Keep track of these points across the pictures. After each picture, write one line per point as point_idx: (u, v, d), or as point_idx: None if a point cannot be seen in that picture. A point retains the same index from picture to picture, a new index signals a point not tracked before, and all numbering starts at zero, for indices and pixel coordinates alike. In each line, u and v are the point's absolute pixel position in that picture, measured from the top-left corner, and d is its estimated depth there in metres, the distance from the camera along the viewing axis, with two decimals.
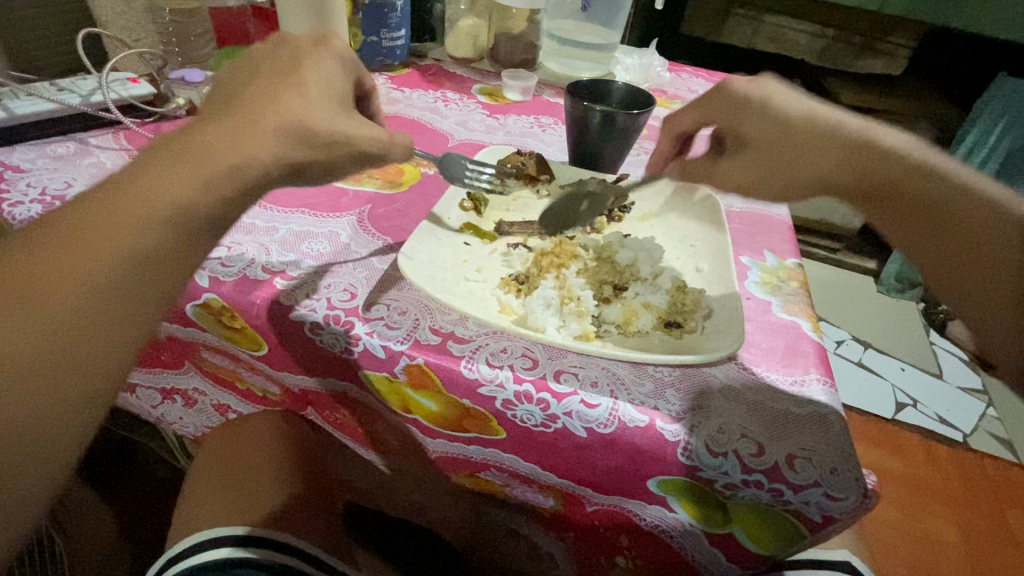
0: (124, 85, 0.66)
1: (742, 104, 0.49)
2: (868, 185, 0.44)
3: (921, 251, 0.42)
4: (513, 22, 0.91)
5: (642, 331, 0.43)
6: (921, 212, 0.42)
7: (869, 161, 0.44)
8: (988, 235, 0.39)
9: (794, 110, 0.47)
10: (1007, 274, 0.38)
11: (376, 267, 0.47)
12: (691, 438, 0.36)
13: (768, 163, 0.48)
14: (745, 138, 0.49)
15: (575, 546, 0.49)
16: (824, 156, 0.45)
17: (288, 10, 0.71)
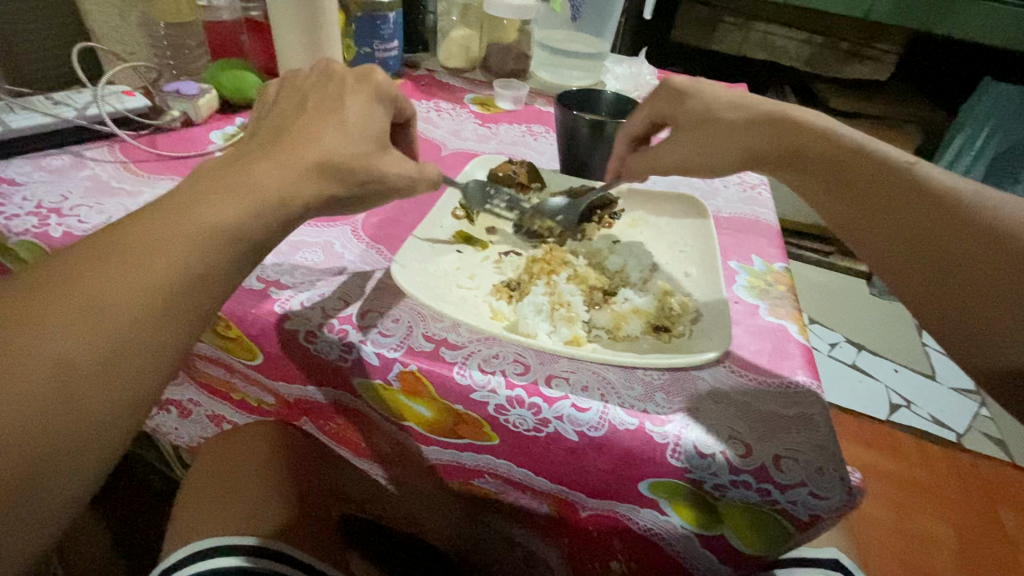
0: (119, 98, 0.66)
1: (682, 98, 0.53)
2: (796, 155, 0.47)
3: (845, 218, 0.45)
4: (505, 32, 0.93)
5: (632, 335, 0.44)
6: (842, 182, 0.45)
7: (796, 136, 0.47)
8: (907, 204, 0.42)
9: (722, 101, 0.51)
10: (926, 239, 0.41)
11: (369, 275, 0.48)
12: (680, 441, 0.37)
13: (703, 138, 0.51)
14: (680, 119, 0.53)
15: (571, 551, 0.49)
16: (763, 135, 0.49)
17: (282, 23, 0.72)
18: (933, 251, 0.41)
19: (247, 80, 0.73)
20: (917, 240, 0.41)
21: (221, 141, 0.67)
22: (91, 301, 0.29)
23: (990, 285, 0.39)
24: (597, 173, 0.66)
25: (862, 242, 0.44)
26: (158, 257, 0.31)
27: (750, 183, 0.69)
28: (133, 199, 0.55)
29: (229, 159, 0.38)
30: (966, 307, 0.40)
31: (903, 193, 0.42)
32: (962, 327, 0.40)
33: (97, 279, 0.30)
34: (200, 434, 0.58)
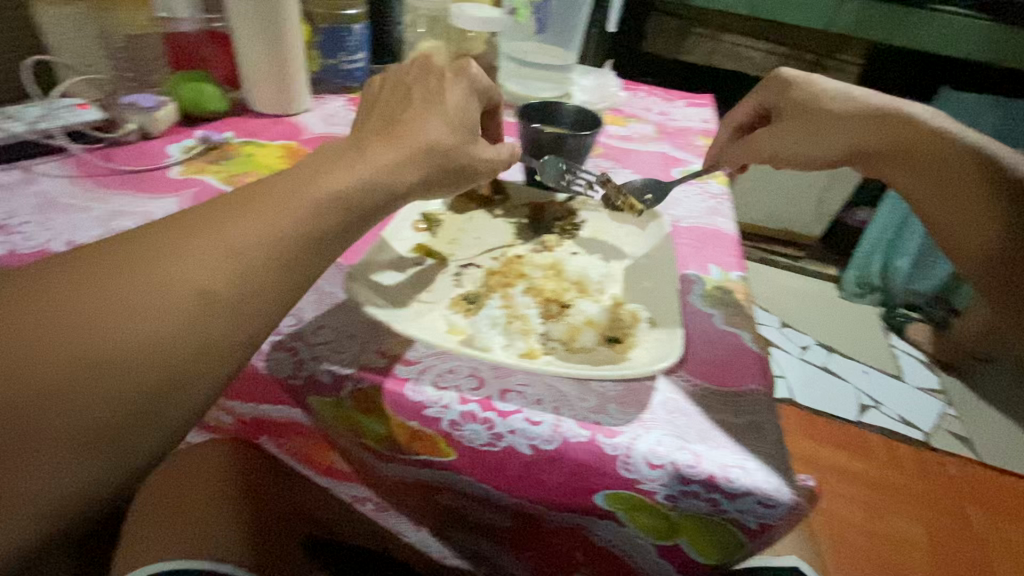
0: (73, 112, 0.65)
1: (790, 90, 0.64)
2: (902, 152, 0.61)
3: (916, 196, 0.63)
4: (471, 44, 0.90)
5: (586, 347, 0.44)
6: (929, 170, 0.61)
7: (890, 129, 0.61)
8: (962, 180, 0.60)
9: (835, 91, 0.63)
10: (969, 211, 0.61)
11: (324, 290, 0.47)
12: (632, 452, 0.37)
13: (806, 127, 0.63)
14: (784, 110, 0.65)
15: (536, 564, 0.49)
16: (864, 123, 0.61)
17: (243, 35, 0.72)
18: (976, 220, 0.61)
19: (206, 94, 0.73)
20: (969, 215, 0.61)
21: (179, 154, 0.66)
22: (170, 279, 0.30)
23: (988, 236, 0.61)
24: None
25: (931, 217, 0.63)
26: (229, 242, 0.32)
27: (714, 193, 0.70)
28: (83, 215, 0.54)
29: (318, 153, 0.39)
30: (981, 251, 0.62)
31: (959, 168, 0.60)
32: (981, 261, 0.63)
33: (180, 260, 0.30)
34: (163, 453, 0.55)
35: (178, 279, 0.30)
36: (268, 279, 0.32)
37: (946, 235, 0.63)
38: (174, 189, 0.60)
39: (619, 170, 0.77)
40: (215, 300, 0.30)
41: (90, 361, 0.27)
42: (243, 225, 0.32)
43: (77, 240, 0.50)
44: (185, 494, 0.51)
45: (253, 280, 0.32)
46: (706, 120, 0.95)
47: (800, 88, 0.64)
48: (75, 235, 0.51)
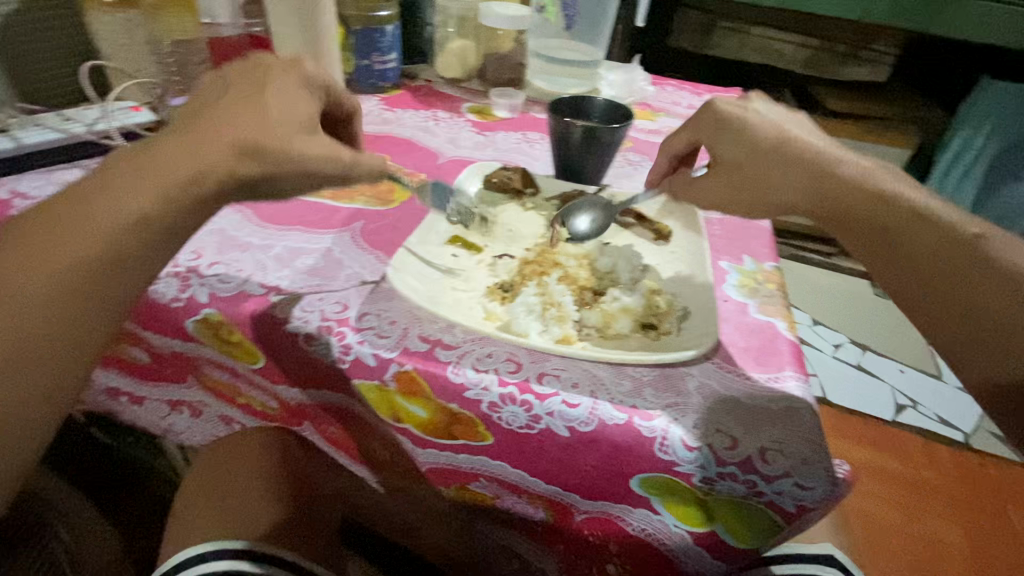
0: (127, 114, 0.68)
1: (722, 123, 0.53)
2: (843, 217, 0.45)
3: (885, 272, 0.44)
4: (500, 42, 0.95)
5: (621, 334, 0.45)
6: (879, 235, 0.44)
7: (839, 189, 0.46)
8: (914, 243, 0.43)
9: (771, 131, 0.50)
10: (932, 274, 0.42)
11: (367, 280, 0.49)
12: (669, 435, 0.38)
13: (740, 183, 0.50)
14: (720, 156, 0.52)
15: (568, 562, 0.49)
16: (798, 172, 0.48)
17: (284, 37, 0.75)
18: (962, 293, 0.41)
19: None
20: (924, 281, 0.42)
21: None
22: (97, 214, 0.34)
23: (967, 307, 0.40)
24: (590, 177, 0.67)
25: (895, 288, 0.44)
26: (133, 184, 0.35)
27: None
28: None
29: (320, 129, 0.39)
30: (959, 328, 0.41)
31: (921, 231, 0.43)
32: (995, 358, 0.40)
33: (89, 204, 0.35)
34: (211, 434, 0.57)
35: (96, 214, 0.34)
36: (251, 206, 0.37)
37: (921, 314, 0.42)
38: None
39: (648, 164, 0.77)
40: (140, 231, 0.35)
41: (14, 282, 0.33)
42: (157, 166, 0.36)
43: None
44: (221, 477, 0.54)
45: (157, 219, 0.35)
46: None
47: (738, 122, 0.52)
48: None
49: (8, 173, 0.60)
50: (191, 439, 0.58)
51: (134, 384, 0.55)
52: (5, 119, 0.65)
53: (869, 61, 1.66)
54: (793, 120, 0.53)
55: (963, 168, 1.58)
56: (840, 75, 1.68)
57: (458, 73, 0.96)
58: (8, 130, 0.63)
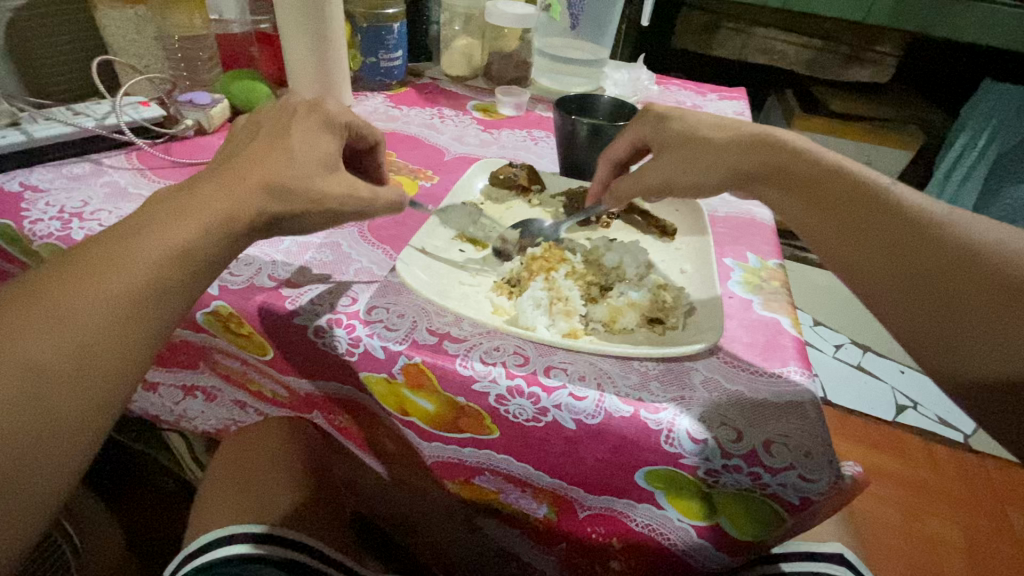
0: (136, 108, 0.69)
1: (661, 119, 0.55)
2: (777, 175, 0.47)
3: (816, 227, 0.45)
4: (506, 41, 0.95)
5: (627, 328, 0.45)
6: (810, 192, 0.46)
7: (778, 154, 0.48)
8: (836, 194, 0.45)
9: (705, 120, 0.53)
10: (856, 227, 0.43)
11: (376, 274, 0.50)
12: (675, 427, 0.38)
13: (689, 156, 0.51)
14: (665, 142, 0.53)
15: (566, 556, 0.50)
16: (745, 153, 0.49)
17: (292, 33, 0.75)
18: (883, 241, 0.42)
19: (257, 91, 0.76)
20: (847, 232, 0.43)
21: None
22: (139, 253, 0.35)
23: (915, 270, 0.40)
24: (595, 174, 0.68)
25: (825, 244, 0.44)
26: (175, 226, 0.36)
27: None
28: None
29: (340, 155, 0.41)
30: (884, 281, 0.41)
31: (841, 187, 0.45)
32: (949, 329, 0.39)
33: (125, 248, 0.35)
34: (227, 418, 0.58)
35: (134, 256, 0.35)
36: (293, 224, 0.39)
37: (852, 267, 0.43)
38: None
39: None
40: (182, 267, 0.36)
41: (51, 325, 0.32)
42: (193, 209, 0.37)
43: None
44: (242, 470, 0.55)
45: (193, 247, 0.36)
46: (740, 113, 0.96)
47: (673, 119, 0.54)
48: None
49: (19, 166, 0.60)
50: (206, 423, 0.59)
51: (149, 373, 0.54)
52: (16, 114, 0.66)
53: (871, 62, 1.66)
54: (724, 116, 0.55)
55: (965, 169, 1.58)
56: (842, 77, 1.69)
57: (463, 71, 0.96)
58: (19, 124, 0.64)
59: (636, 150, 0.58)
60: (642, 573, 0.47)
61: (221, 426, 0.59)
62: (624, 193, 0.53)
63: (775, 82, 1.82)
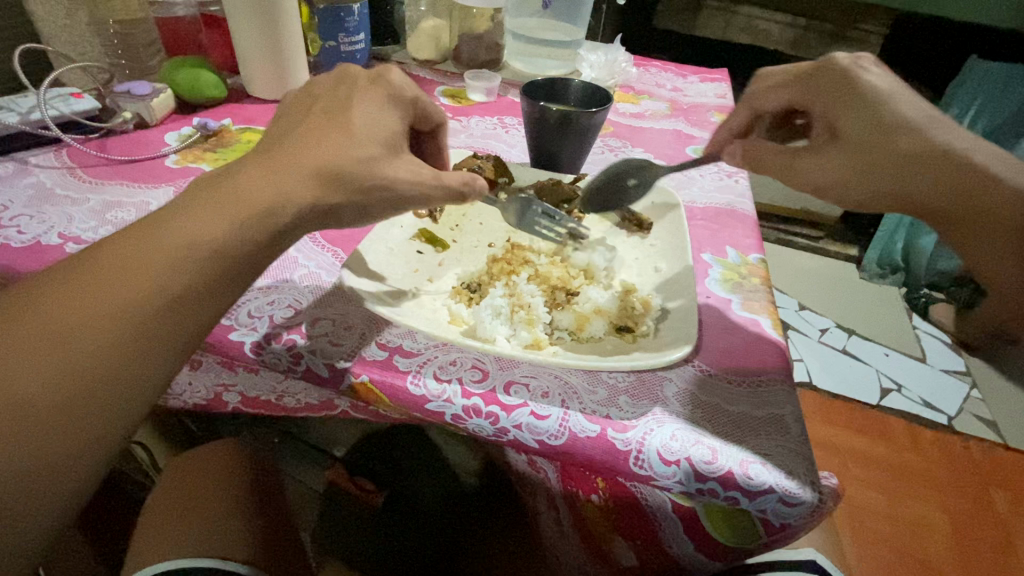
0: (67, 101, 0.63)
1: (845, 85, 0.47)
2: (975, 214, 0.41)
3: (1017, 274, 0.40)
4: (476, 21, 0.90)
5: (595, 336, 0.42)
6: (1011, 237, 0.40)
7: (976, 185, 0.41)
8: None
9: (901, 109, 0.44)
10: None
11: (323, 281, 0.46)
12: (645, 448, 0.35)
13: (857, 160, 0.44)
14: (841, 130, 0.46)
15: (561, 479, 0.48)
16: (922, 164, 0.42)
17: (239, 17, 0.69)
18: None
19: (203, 79, 0.70)
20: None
21: (178, 143, 0.64)
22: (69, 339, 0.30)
23: None
24: (567, 165, 0.64)
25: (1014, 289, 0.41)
26: (110, 304, 0.31)
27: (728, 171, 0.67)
28: (78, 207, 0.52)
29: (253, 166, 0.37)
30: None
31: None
32: None
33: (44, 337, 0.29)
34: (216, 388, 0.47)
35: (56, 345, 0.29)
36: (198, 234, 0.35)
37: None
38: (170, 177, 0.59)
39: (629, 150, 0.74)
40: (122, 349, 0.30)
41: None
42: (123, 277, 0.32)
43: (71, 233, 0.49)
44: (196, 486, 0.59)
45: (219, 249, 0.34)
46: (720, 95, 0.91)
47: (859, 90, 0.46)
48: (69, 228, 0.49)
49: None
50: (196, 398, 0.48)
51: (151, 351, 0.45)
52: None
53: (855, 41, 1.66)
54: (909, 92, 0.46)
55: None
56: (826, 56, 1.69)
57: (431, 54, 0.91)
58: None
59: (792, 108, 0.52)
60: (619, 512, 0.47)
61: (213, 398, 0.48)
62: (762, 161, 0.49)
63: None
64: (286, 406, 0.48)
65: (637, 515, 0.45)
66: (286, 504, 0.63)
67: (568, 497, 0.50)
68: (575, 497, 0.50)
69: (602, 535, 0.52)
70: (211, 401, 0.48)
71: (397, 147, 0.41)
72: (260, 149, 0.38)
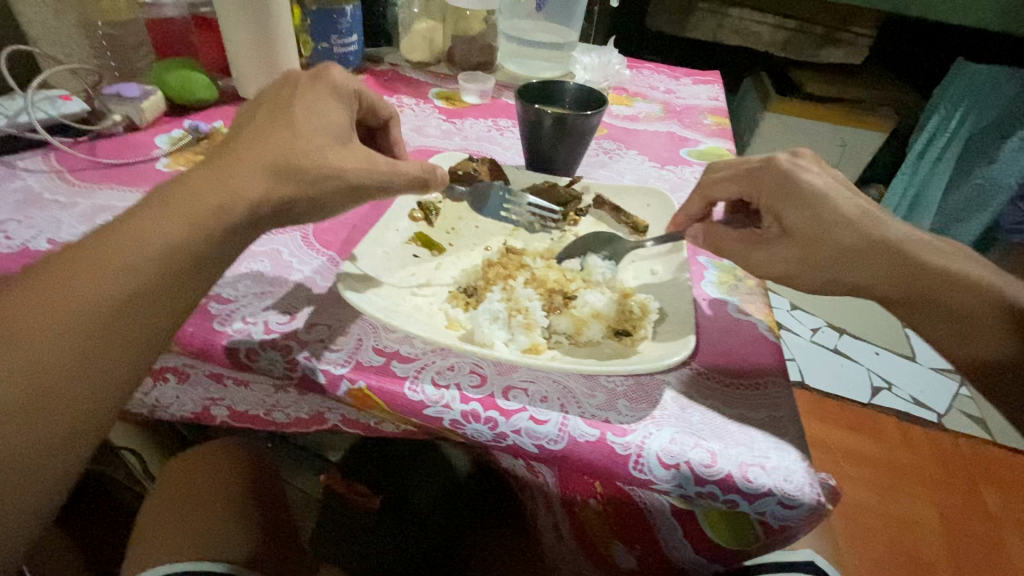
0: (54, 103, 0.62)
1: (789, 187, 0.46)
2: (908, 295, 0.44)
3: (939, 334, 0.45)
4: (469, 23, 0.88)
5: (593, 340, 0.42)
6: (935, 308, 0.44)
7: (908, 270, 0.43)
8: (972, 313, 0.43)
9: (841, 203, 0.44)
10: (983, 338, 0.43)
11: (318, 286, 0.46)
12: (644, 451, 0.35)
13: (809, 259, 0.44)
14: (788, 225, 0.45)
15: (558, 483, 0.47)
16: (874, 263, 0.43)
17: (230, 18, 0.69)
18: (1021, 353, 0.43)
19: (194, 81, 0.70)
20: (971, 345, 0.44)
21: (169, 146, 0.63)
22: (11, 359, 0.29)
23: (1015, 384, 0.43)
24: (561, 168, 0.64)
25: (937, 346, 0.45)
26: (57, 319, 0.30)
27: None
28: (67, 212, 0.51)
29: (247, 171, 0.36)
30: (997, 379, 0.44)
31: (969, 301, 0.43)
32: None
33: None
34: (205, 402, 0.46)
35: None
36: (191, 239, 0.34)
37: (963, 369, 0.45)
38: (161, 180, 0.58)
39: (624, 152, 0.74)
40: (74, 365, 0.30)
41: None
42: (68, 290, 0.31)
43: (60, 237, 0.48)
44: (187, 492, 0.58)
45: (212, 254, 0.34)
46: (714, 98, 0.92)
47: (808, 191, 0.45)
48: (58, 232, 0.49)
49: None
50: (183, 411, 0.47)
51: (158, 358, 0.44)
52: None
53: (845, 43, 1.63)
54: (842, 185, 0.47)
55: (935, 155, 1.58)
56: (817, 57, 1.66)
57: (424, 56, 0.91)
58: None
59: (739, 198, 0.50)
60: (617, 515, 0.46)
61: (202, 411, 0.47)
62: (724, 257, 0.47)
63: (749, 64, 1.80)
64: (275, 421, 0.47)
65: (635, 518, 0.45)
66: (283, 509, 0.62)
67: (565, 500, 0.49)
68: (573, 500, 0.48)
69: (601, 537, 0.52)
70: (200, 414, 0.47)
71: (346, 139, 0.42)
72: (254, 153, 0.38)
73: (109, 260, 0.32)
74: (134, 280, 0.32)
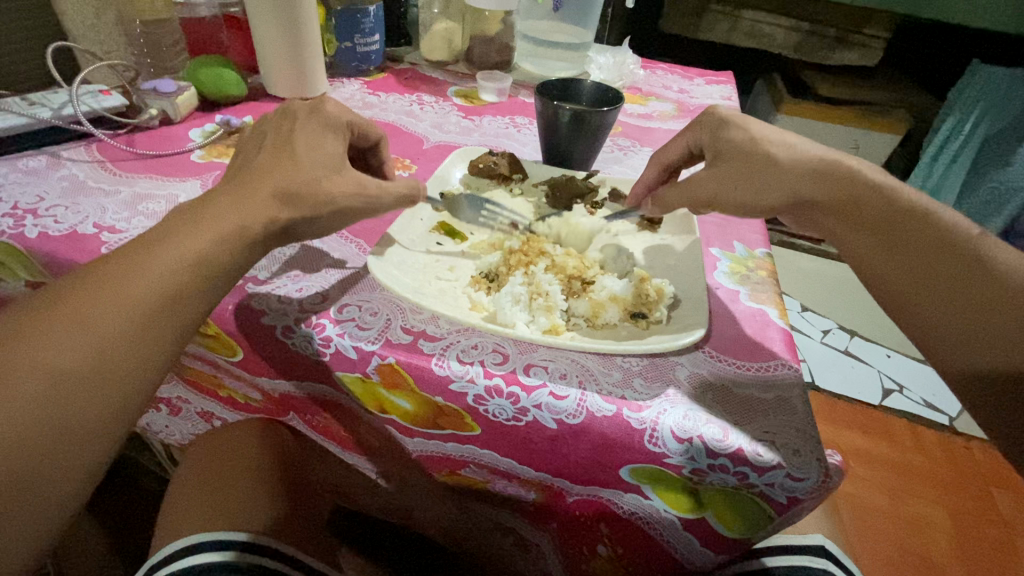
0: (96, 98, 0.66)
1: (721, 123, 0.51)
2: (848, 209, 0.45)
3: (889, 262, 0.42)
4: (487, 24, 0.92)
5: (610, 323, 0.44)
6: (885, 228, 0.43)
7: (847, 185, 0.45)
8: (919, 243, 0.42)
9: (790, 142, 0.49)
10: (941, 281, 0.40)
11: (348, 270, 0.48)
12: (658, 426, 0.37)
13: (742, 168, 0.48)
14: (721, 151, 0.50)
15: (558, 536, 0.50)
16: (804, 175, 0.46)
17: (258, 17, 0.71)
18: (988, 307, 0.38)
19: (226, 78, 0.72)
20: (925, 282, 0.40)
21: (202, 139, 0.66)
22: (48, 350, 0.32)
23: (952, 317, 0.39)
24: (578, 163, 0.66)
25: (877, 276, 0.43)
26: (104, 303, 0.34)
27: None
28: (111, 198, 0.54)
29: None
30: (962, 335, 0.38)
31: (919, 227, 0.42)
32: (998, 385, 0.37)
33: (42, 339, 0.32)
34: (190, 431, 0.66)
35: (29, 366, 0.31)
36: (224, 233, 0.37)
37: (912, 315, 0.41)
38: (197, 171, 0.61)
39: (638, 149, 0.76)
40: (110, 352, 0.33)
41: (27, 395, 0.31)
42: (113, 277, 0.35)
43: (105, 223, 0.51)
44: (219, 472, 0.58)
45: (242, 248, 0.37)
46: (726, 97, 0.94)
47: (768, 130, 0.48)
48: (103, 218, 0.52)
49: None
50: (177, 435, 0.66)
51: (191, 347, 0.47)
52: None
53: (858, 44, 1.62)
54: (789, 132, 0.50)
55: (950, 155, 1.58)
56: (830, 60, 1.65)
57: (444, 55, 0.93)
58: None
59: (691, 154, 0.55)
60: (629, 560, 0.47)
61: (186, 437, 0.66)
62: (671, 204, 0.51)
63: (763, 65, 1.80)
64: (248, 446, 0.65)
65: (650, 558, 0.46)
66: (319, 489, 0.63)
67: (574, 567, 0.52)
68: (579, 557, 0.50)
69: None
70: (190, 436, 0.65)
71: None
72: None
73: (153, 256, 0.36)
74: (169, 267, 0.36)
